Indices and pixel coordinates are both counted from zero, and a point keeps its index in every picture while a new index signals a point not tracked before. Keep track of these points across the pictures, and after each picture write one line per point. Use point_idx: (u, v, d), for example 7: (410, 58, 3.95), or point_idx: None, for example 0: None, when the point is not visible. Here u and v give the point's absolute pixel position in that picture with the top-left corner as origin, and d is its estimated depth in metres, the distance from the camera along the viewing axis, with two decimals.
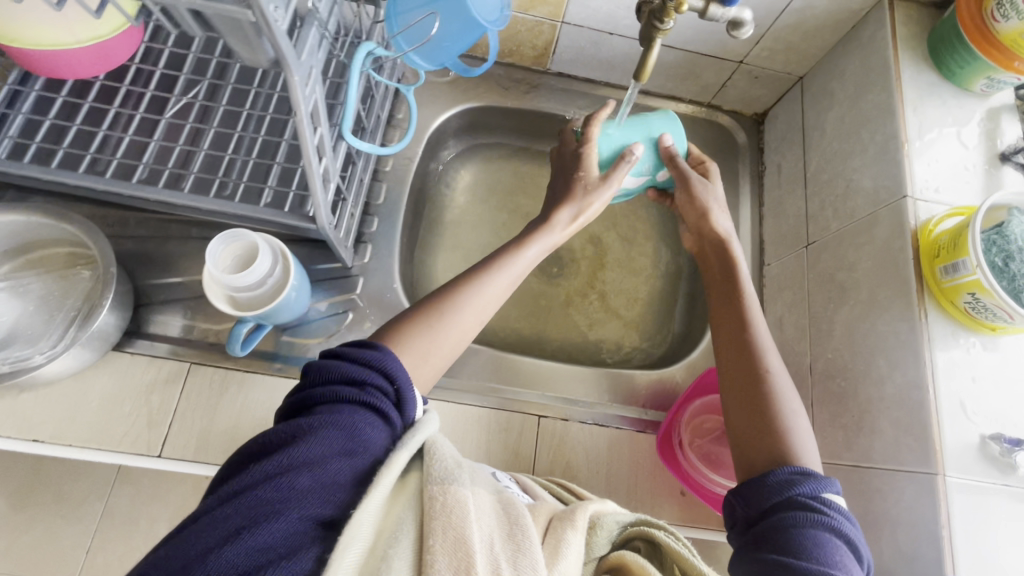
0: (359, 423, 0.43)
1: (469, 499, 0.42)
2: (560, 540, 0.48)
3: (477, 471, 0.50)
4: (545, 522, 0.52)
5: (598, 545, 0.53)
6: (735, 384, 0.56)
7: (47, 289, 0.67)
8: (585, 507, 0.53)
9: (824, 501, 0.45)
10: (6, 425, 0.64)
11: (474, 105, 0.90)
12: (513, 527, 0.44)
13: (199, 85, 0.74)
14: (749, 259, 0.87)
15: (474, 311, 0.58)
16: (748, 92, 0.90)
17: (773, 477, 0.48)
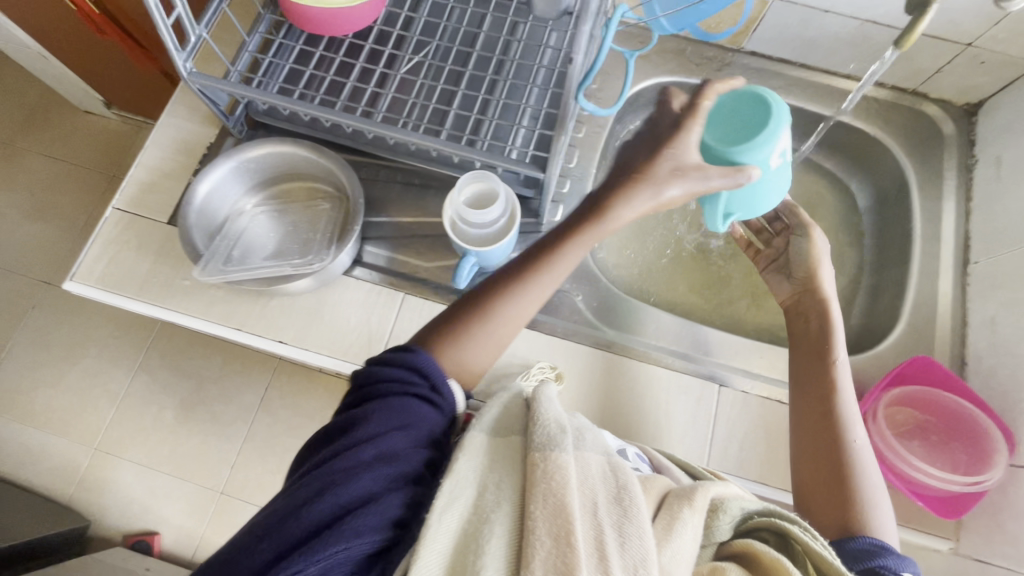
0: (408, 405, 0.49)
1: (570, 465, 0.46)
2: (674, 521, 0.48)
3: (589, 434, 0.52)
4: (660, 495, 0.52)
5: (720, 530, 0.53)
6: (820, 464, 0.60)
7: (300, 215, 0.77)
8: (707, 490, 0.52)
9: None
10: (260, 326, 0.75)
11: (665, 80, 0.91)
12: (620, 492, 0.46)
13: (428, 46, 0.82)
14: (951, 254, 0.82)
15: (491, 336, 0.56)
16: (966, 79, 0.84)
17: (851, 544, 0.53)
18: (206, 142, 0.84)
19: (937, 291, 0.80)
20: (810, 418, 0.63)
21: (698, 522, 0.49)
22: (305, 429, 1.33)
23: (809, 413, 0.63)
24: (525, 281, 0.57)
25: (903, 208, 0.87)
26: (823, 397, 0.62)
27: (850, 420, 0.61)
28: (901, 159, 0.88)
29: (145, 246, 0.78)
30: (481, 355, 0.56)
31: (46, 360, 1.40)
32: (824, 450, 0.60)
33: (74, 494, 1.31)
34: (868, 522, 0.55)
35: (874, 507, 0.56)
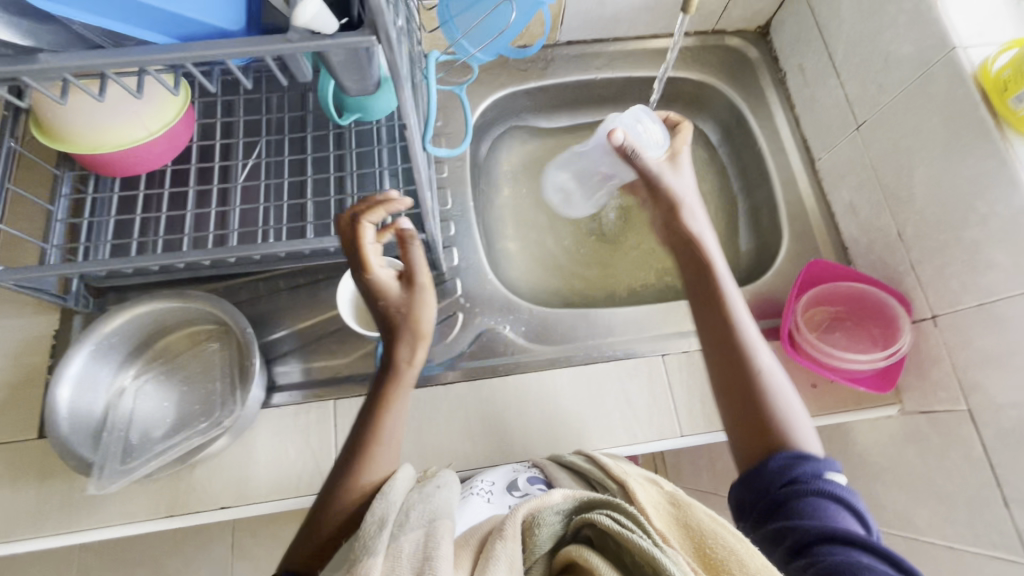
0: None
1: (379, 562, 0.44)
2: (487, 561, 0.47)
3: (418, 507, 0.50)
4: (479, 545, 0.51)
5: (541, 543, 0.51)
6: (723, 376, 0.59)
7: (192, 368, 0.70)
8: (516, 513, 0.51)
9: (829, 480, 0.50)
10: (193, 501, 0.67)
11: (501, 95, 0.93)
12: (426, 562, 0.44)
13: (259, 144, 0.77)
14: (799, 160, 0.90)
15: (393, 437, 0.58)
16: (750, 8, 0.93)
17: (772, 467, 0.52)
18: (51, 331, 0.74)
19: (801, 197, 0.88)
20: (720, 353, 0.60)
21: (512, 551, 0.48)
22: None
23: (705, 314, 0.62)
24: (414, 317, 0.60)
25: (746, 133, 0.95)
26: (708, 293, 0.62)
27: (739, 308, 0.61)
28: (727, 94, 0.96)
29: (22, 473, 0.67)
30: (392, 436, 0.58)
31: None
32: (733, 353, 0.59)
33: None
34: (774, 410, 0.56)
35: (781, 392, 0.57)
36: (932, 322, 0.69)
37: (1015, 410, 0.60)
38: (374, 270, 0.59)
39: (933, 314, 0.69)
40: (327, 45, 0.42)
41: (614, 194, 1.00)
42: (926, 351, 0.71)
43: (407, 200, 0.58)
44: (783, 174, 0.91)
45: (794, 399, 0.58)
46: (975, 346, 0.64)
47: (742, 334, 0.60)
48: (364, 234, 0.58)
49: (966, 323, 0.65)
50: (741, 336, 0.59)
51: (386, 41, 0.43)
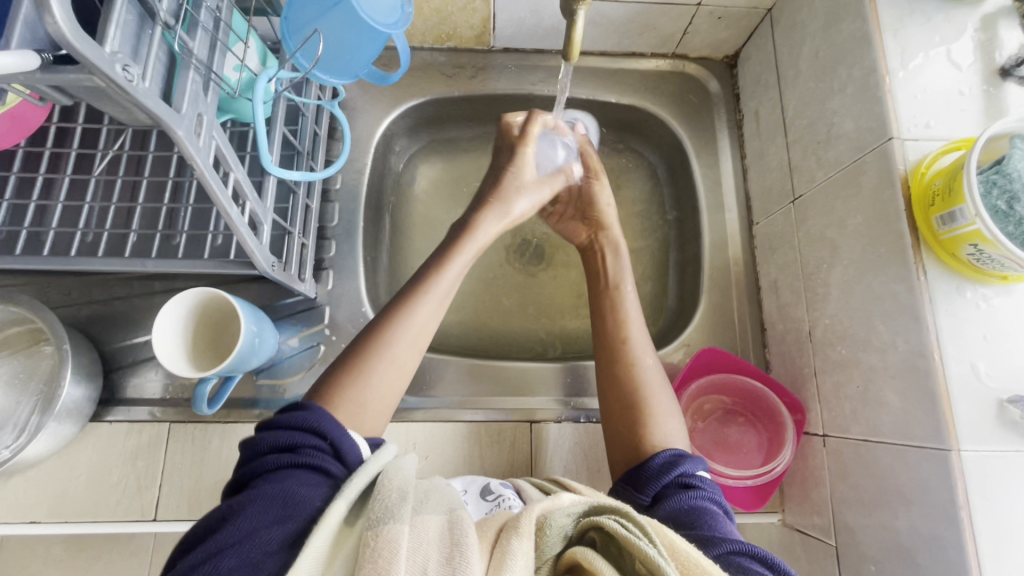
0: (292, 487, 0.42)
1: (403, 535, 0.40)
2: (505, 555, 0.45)
3: (435, 493, 0.47)
4: (496, 533, 0.49)
5: (550, 545, 0.49)
6: (616, 401, 0.61)
7: (14, 371, 0.66)
8: (531, 511, 0.49)
9: (701, 479, 0.53)
10: (4, 511, 0.65)
11: (422, 101, 0.83)
12: (454, 549, 0.41)
13: (123, 136, 0.70)
14: (737, 219, 0.81)
15: (390, 370, 0.54)
16: (713, 35, 0.81)
17: (653, 464, 0.54)
18: None
19: (728, 262, 0.79)
20: (611, 352, 0.65)
21: (528, 547, 0.46)
22: None
23: (607, 348, 0.65)
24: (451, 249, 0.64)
25: (687, 177, 0.85)
26: (605, 315, 0.68)
27: (640, 346, 0.64)
28: (674, 130, 0.85)
29: None
30: (383, 371, 0.54)
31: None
32: (623, 386, 0.62)
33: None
34: (659, 437, 0.57)
35: (665, 419, 0.59)
36: (821, 440, 0.61)
37: (875, 566, 0.53)
38: (524, 185, 0.73)
39: (824, 432, 0.61)
40: (40, 78, 0.35)
41: (539, 224, 0.91)
42: (809, 469, 0.63)
43: (550, 116, 0.75)
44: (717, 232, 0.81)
45: (667, 393, 0.62)
46: (852, 483, 0.56)
47: (636, 364, 0.63)
48: (522, 164, 0.73)
49: (848, 455, 0.57)
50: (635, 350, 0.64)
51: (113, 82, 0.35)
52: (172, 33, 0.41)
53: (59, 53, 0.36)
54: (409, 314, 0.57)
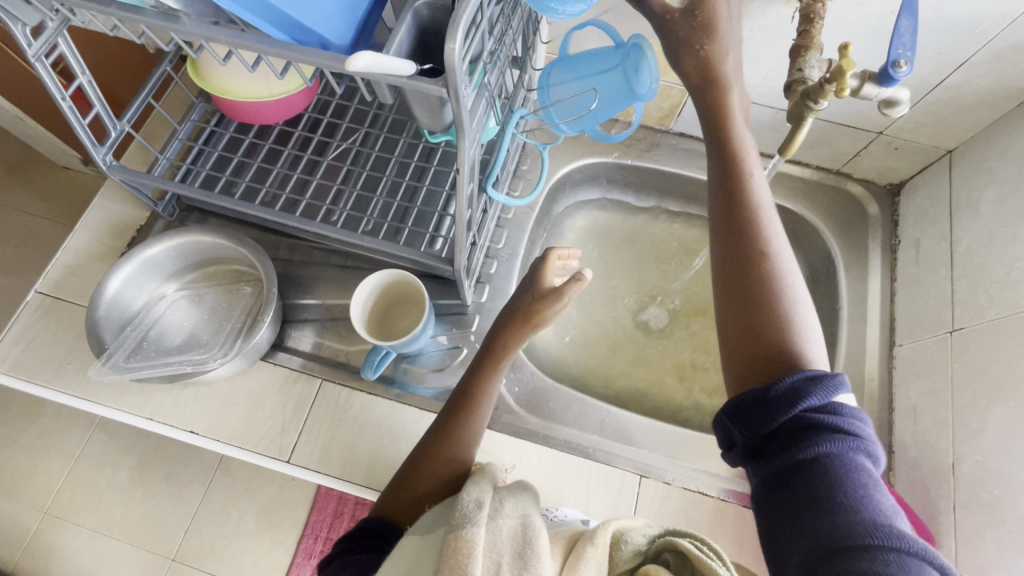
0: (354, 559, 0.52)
1: (482, 536, 0.46)
2: (578, 562, 0.47)
3: (512, 494, 0.52)
4: (569, 541, 0.50)
5: (622, 561, 0.50)
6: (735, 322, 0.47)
7: (218, 300, 0.78)
8: (608, 523, 0.50)
9: (836, 408, 0.42)
10: (172, 415, 0.74)
11: (597, 160, 0.93)
12: (526, 548, 0.46)
13: (357, 133, 0.84)
14: (877, 336, 0.81)
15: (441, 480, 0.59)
16: (884, 162, 0.86)
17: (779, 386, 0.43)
18: (136, 224, 0.84)
19: (862, 375, 0.79)
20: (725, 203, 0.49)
21: (601, 560, 0.48)
22: (263, 491, 1.27)
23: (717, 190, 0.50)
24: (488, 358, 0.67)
25: (830, 284, 0.87)
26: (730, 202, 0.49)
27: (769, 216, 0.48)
28: (825, 237, 0.89)
29: (60, 332, 0.77)
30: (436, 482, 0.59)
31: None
32: (751, 329, 0.46)
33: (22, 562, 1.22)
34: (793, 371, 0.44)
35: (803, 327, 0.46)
36: None
37: None
38: (546, 294, 0.69)
39: (956, 572, 0.61)
40: (404, 84, 0.46)
41: (670, 293, 0.96)
42: None
43: (574, 249, 0.73)
44: (854, 344, 0.81)
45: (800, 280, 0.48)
46: None
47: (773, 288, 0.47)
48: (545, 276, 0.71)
49: None
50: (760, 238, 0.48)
51: (454, 95, 0.45)
52: (484, 68, 0.52)
53: (421, 70, 0.48)
54: (454, 438, 0.61)
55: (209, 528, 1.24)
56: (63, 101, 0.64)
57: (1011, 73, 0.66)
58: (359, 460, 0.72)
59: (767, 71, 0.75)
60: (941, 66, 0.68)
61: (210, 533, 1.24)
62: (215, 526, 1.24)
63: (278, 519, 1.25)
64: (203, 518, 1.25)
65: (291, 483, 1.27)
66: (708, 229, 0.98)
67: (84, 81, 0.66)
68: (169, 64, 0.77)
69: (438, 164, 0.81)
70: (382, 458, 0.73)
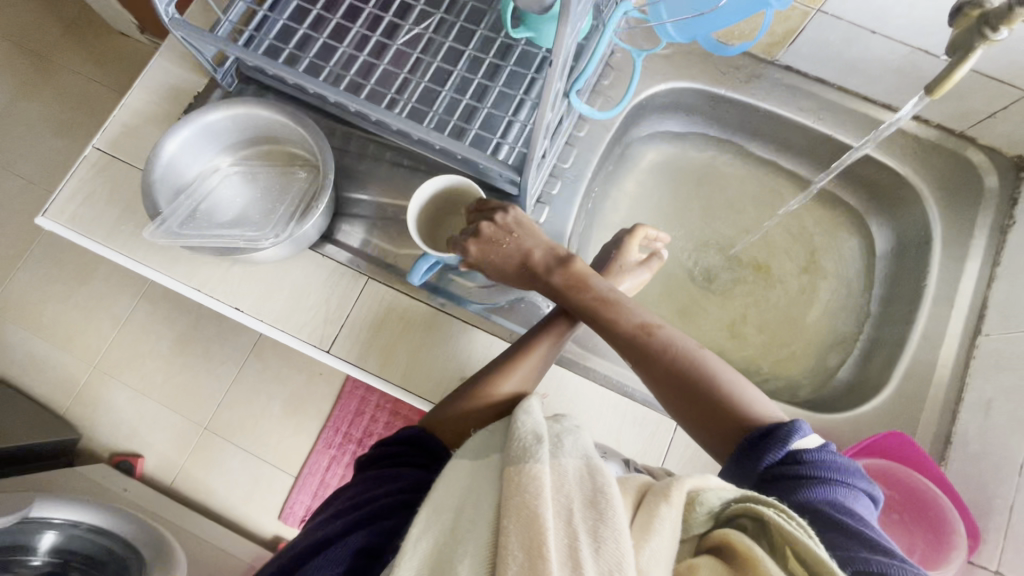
0: (389, 473, 0.53)
1: (545, 474, 0.45)
2: (651, 517, 0.43)
3: (571, 437, 0.50)
4: (638, 495, 0.47)
5: (696, 523, 0.45)
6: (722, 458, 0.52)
7: (272, 181, 0.75)
8: (680, 477, 0.46)
9: (835, 465, 0.46)
10: (220, 290, 0.74)
11: (687, 86, 0.83)
12: (596, 494, 0.44)
13: (431, 18, 0.76)
14: (962, 322, 0.74)
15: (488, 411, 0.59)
16: (1021, 129, 0.74)
17: (775, 447, 0.48)
18: (193, 91, 0.81)
19: (936, 361, 0.73)
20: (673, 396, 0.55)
21: (676, 518, 0.43)
22: (292, 378, 1.31)
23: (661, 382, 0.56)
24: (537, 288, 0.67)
25: (921, 259, 0.79)
26: (673, 377, 0.55)
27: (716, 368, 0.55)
28: (927, 206, 0.79)
29: (114, 193, 0.76)
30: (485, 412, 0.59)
31: (54, 274, 1.36)
32: (717, 422, 0.53)
33: (71, 408, 1.31)
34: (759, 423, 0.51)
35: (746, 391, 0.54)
36: None
37: None
38: (627, 267, 0.71)
39: (997, 571, 0.59)
40: None
41: (736, 244, 0.89)
42: None
43: (666, 236, 0.73)
44: (935, 326, 0.75)
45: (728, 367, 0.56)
46: None
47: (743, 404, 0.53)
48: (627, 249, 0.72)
49: None
50: (708, 391, 0.54)
51: None
52: None
53: None
54: (503, 379, 0.61)
55: (239, 405, 1.31)
56: None
57: None
58: (397, 363, 0.72)
59: None
60: None
61: (240, 410, 1.31)
62: (246, 404, 1.31)
63: (304, 406, 1.31)
64: (235, 395, 1.31)
65: (319, 375, 1.31)
66: (792, 181, 0.90)
67: None
68: None
69: (516, 64, 0.73)
70: (420, 365, 0.72)
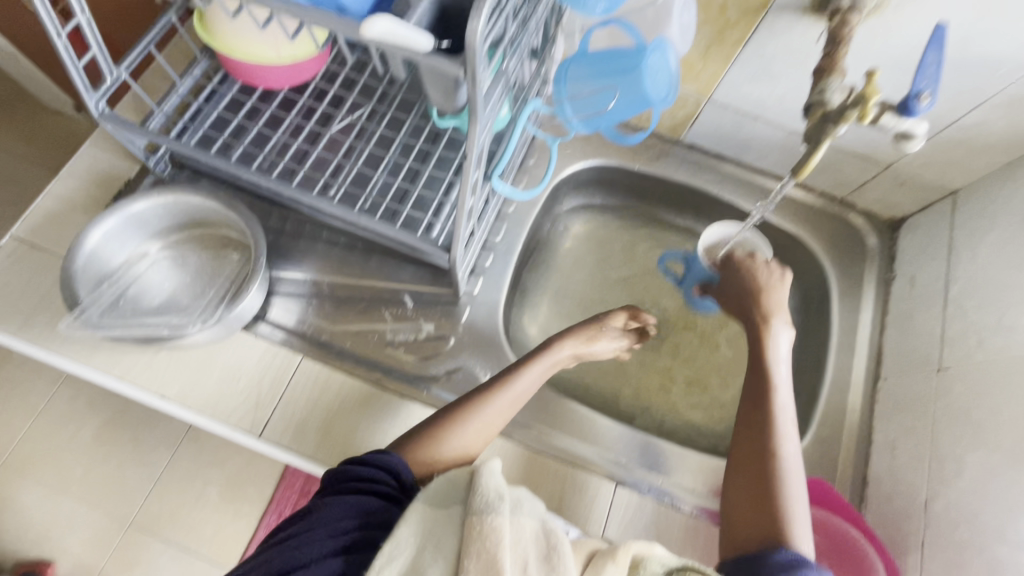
0: (365, 497, 0.51)
1: (505, 528, 0.46)
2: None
3: (527, 497, 0.51)
4: (588, 555, 0.50)
5: None
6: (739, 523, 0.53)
7: (203, 264, 0.75)
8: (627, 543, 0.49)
9: None
10: (143, 377, 0.71)
11: (604, 164, 0.92)
12: (551, 551, 0.47)
13: (363, 108, 0.81)
14: (863, 367, 0.81)
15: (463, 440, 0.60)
16: (888, 196, 0.86)
17: (773, 556, 0.48)
18: (125, 177, 0.81)
19: (845, 405, 0.79)
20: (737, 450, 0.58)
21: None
22: (229, 462, 1.24)
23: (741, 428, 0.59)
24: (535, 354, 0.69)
25: (823, 311, 0.87)
26: (756, 428, 0.58)
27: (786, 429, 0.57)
28: (822, 264, 0.88)
29: (31, 281, 0.73)
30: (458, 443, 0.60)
31: None
32: (754, 494, 0.54)
33: None
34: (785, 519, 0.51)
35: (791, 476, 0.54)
36: None
37: None
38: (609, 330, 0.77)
39: None
40: (421, 59, 0.44)
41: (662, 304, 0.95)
42: None
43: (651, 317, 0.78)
44: (841, 373, 0.81)
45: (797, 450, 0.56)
46: None
47: (779, 477, 0.54)
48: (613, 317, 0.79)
49: None
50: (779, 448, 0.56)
51: (471, 77, 0.43)
52: (504, 52, 0.50)
53: (438, 47, 0.46)
54: (487, 405, 0.63)
55: (168, 496, 1.21)
56: (59, 39, 0.61)
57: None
58: (332, 442, 0.71)
59: (786, 90, 0.74)
60: (957, 105, 0.67)
61: (169, 501, 1.21)
62: (175, 494, 1.22)
63: (241, 492, 1.22)
64: (163, 484, 1.22)
65: (258, 456, 1.25)
66: None
67: (83, 20, 0.63)
68: (174, 14, 0.74)
69: (444, 149, 0.79)
70: (356, 443, 0.71)
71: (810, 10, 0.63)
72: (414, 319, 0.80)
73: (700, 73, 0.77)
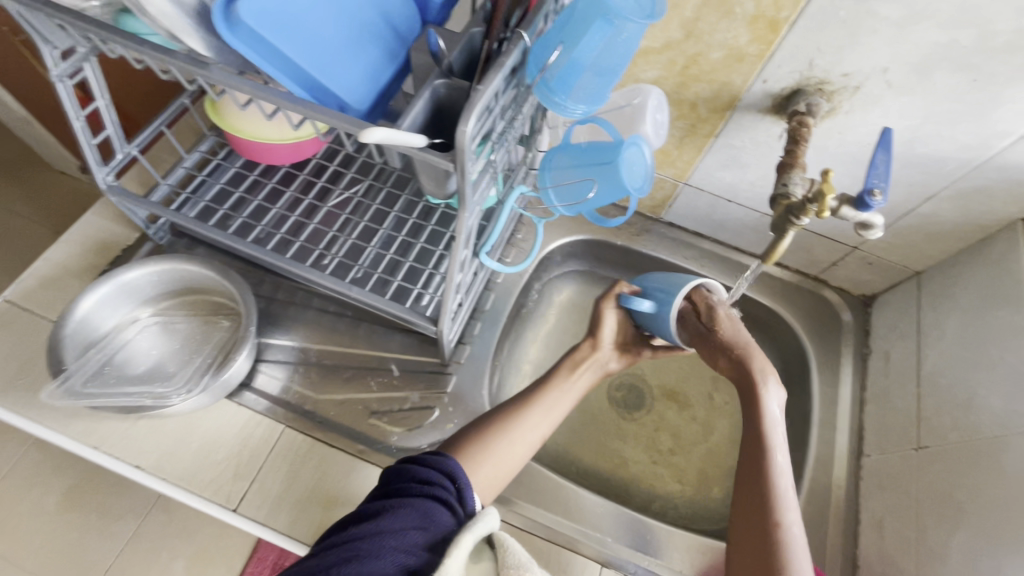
0: (431, 509, 0.49)
1: None
2: None
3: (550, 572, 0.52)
4: None
5: None
6: None
7: (193, 331, 0.76)
8: None
9: None
10: (120, 446, 0.70)
11: (588, 238, 0.96)
12: None
13: (360, 183, 0.86)
14: (846, 443, 0.82)
15: (489, 470, 0.60)
16: (858, 275, 0.90)
17: None
18: (124, 244, 0.84)
19: (830, 482, 0.79)
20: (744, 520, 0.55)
21: None
22: (199, 533, 1.18)
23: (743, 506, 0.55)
24: (548, 390, 0.68)
25: (803, 385, 0.89)
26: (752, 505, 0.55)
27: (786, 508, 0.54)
28: (801, 338, 0.91)
29: (18, 346, 0.74)
30: (487, 469, 0.60)
31: None
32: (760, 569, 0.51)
33: None
34: None
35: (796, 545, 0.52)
36: None
37: None
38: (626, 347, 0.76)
39: None
40: (415, 154, 0.48)
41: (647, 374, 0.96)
42: None
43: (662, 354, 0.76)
44: (824, 448, 0.82)
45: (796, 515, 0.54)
46: None
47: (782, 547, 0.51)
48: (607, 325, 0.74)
49: None
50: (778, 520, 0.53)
51: (460, 170, 0.47)
52: (493, 146, 0.55)
53: (431, 143, 0.50)
54: (514, 433, 0.63)
55: (130, 570, 1.14)
56: (77, 120, 0.65)
57: (975, 211, 0.71)
58: (310, 517, 0.69)
59: (755, 178, 0.80)
60: (912, 195, 0.73)
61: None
62: (139, 568, 1.15)
63: (209, 566, 1.16)
64: (126, 558, 1.15)
65: (231, 528, 1.19)
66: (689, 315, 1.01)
67: (102, 105, 0.68)
68: (187, 97, 0.80)
69: (435, 224, 0.83)
70: (334, 519, 0.69)
71: (771, 110, 0.69)
72: (399, 388, 0.80)
73: (676, 160, 0.83)
